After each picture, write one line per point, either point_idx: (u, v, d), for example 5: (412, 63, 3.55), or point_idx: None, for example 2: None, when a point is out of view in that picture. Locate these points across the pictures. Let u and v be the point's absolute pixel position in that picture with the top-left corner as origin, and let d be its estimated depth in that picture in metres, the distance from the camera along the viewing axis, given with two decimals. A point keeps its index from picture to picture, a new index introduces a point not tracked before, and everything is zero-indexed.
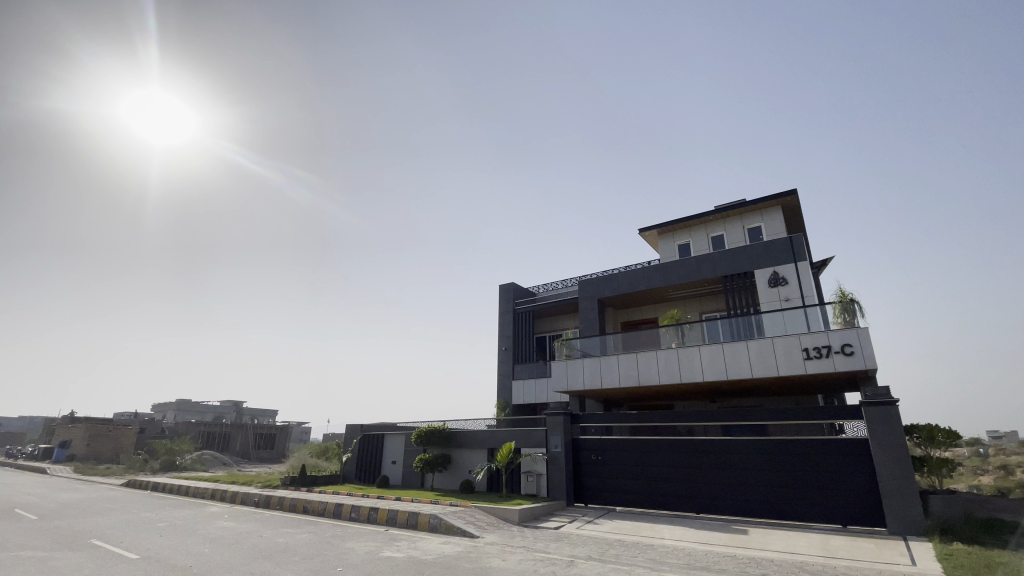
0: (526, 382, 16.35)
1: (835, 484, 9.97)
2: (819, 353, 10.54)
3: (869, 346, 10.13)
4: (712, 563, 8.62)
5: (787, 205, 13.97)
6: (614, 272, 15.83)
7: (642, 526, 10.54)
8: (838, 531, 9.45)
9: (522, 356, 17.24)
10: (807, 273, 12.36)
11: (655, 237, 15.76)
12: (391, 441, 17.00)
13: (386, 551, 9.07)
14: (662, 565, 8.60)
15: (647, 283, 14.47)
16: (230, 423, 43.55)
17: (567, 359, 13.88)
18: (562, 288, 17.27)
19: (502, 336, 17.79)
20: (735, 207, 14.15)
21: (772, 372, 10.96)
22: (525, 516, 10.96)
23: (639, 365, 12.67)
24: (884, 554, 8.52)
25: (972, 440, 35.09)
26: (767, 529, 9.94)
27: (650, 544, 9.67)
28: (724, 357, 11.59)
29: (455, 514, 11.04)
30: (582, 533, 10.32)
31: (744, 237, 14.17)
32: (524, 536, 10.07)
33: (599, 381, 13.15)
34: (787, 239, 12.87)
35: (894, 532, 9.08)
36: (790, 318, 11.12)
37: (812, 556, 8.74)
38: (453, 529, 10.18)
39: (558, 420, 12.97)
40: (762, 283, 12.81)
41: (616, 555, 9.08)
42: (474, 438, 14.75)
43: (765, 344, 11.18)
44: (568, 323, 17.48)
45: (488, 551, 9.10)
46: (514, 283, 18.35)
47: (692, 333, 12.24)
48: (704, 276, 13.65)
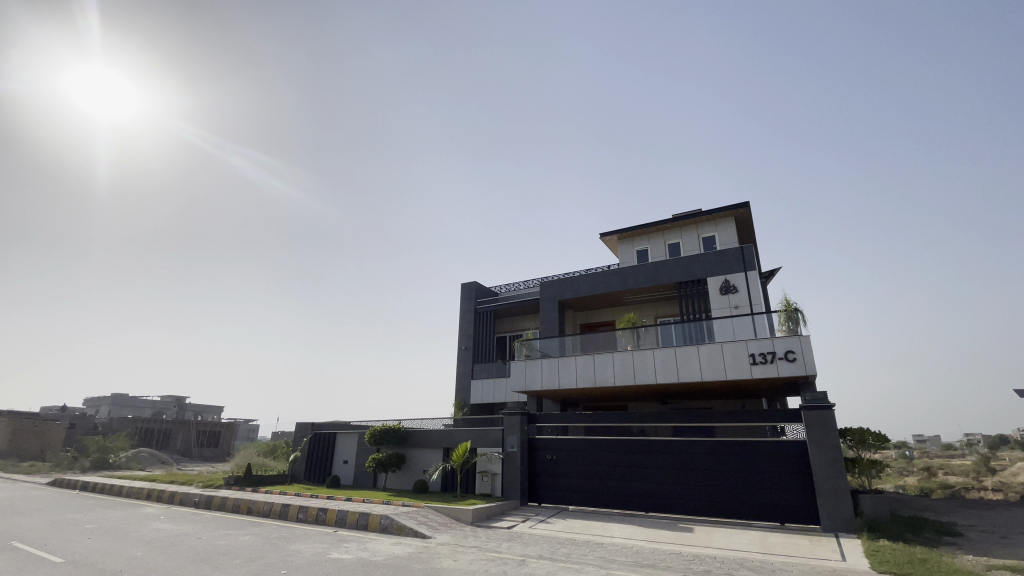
0: (485, 382, 16.32)
1: (774, 484, 10.48)
2: (764, 359, 11.04)
3: (810, 352, 10.67)
4: (659, 561, 8.87)
5: (740, 216, 14.55)
6: (575, 274, 16.02)
7: (593, 525, 10.73)
8: (776, 529, 9.94)
9: (482, 356, 17.20)
10: (756, 282, 12.92)
11: (615, 242, 16.06)
12: (343, 440, 16.59)
13: (334, 552, 8.83)
14: (611, 563, 8.79)
15: (606, 286, 14.73)
16: (171, 419, 41.27)
17: (526, 359, 13.95)
18: (524, 289, 17.34)
19: (462, 335, 17.70)
20: (692, 217, 14.62)
21: (720, 376, 11.39)
22: (478, 515, 10.94)
23: (596, 367, 12.88)
24: (817, 550, 9.03)
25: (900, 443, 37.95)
26: (711, 527, 10.32)
27: (600, 542, 9.86)
28: (676, 361, 11.95)
29: (408, 514, 10.88)
30: (534, 533, 10.41)
31: (699, 245, 14.65)
32: (476, 536, 10.03)
33: (556, 382, 13.29)
34: (739, 249, 13.40)
35: (827, 530, 9.63)
36: (739, 325, 11.57)
37: (752, 553, 9.15)
38: (405, 530, 10.02)
39: (515, 419, 13.02)
40: (714, 290, 13.29)
41: (566, 554, 9.21)
42: (430, 438, 14.58)
43: (715, 349, 11.60)
44: (528, 324, 17.57)
45: (439, 552, 9.04)
46: (476, 282, 18.27)
47: (648, 336, 12.55)
48: (661, 282, 14.02)
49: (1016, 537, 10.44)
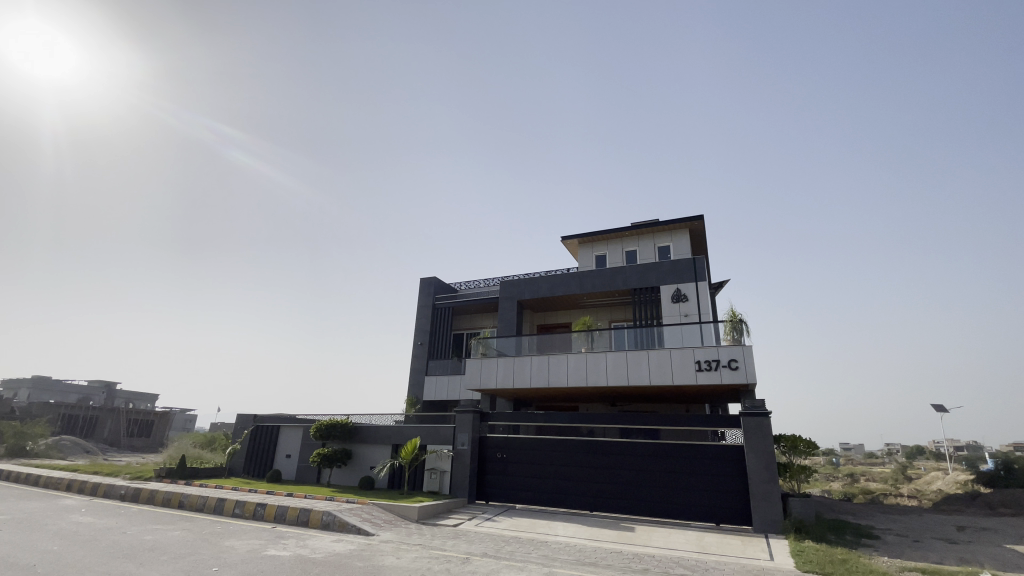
0: (439, 379, 16.20)
1: (713, 486, 10.95)
2: (708, 366, 11.51)
3: (751, 362, 11.20)
4: (600, 559, 9.09)
5: (694, 228, 15.08)
6: (535, 275, 16.16)
7: (539, 523, 10.86)
8: (712, 529, 10.39)
9: (437, 352, 17.05)
10: (705, 292, 13.43)
11: (575, 246, 16.28)
12: (287, 433, 16.04)
13: (271, 549, 8.52)
14: (554, 561, 8.94)
15: (565, 288, 14.93)
16: (98, 406, 38.65)
17: (482, 357, 13.94)
18: (483, 288, 17.33)
19: (418, 330, 17.49)
20: (649, 226, 15.03)
21: (667, 380, 11.78)
22: (424, 513, 10.85)
23: (550, 367, 13.03)
24: (748, 549, 9.51)
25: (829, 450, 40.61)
26: (652, 527, 10.66)
27: (544, 540, 9.99)
28: (627, 364, 12.27)
29: (351, 511, 10.65)
30: (480, 530, 10.43)
31: (654, 254, 15.08)
32: (421, 534, 9.95)
33: (510, 381, 13.35)
34: (691, 260, 13.89)
35: (759, 530, 10.17)
36: (688, 332, 12.00)
37: (688, 552, 9.53)
38: (348, 527, 9.80)
39: (467, 417, 12.99)
40: (666, 298, 13.73)
41: (511, 552, 9.27)
42: (379, 434, 14.32)
43: (664, 354, 11.98)
44: (486, 323, 17.57)
45: (382, 549, 8.91)
46: (435, 278, 18.09)
47: (601, 339, 12.80)
48: (617, 287, 14.34)
49: (925, 540, 11.37)
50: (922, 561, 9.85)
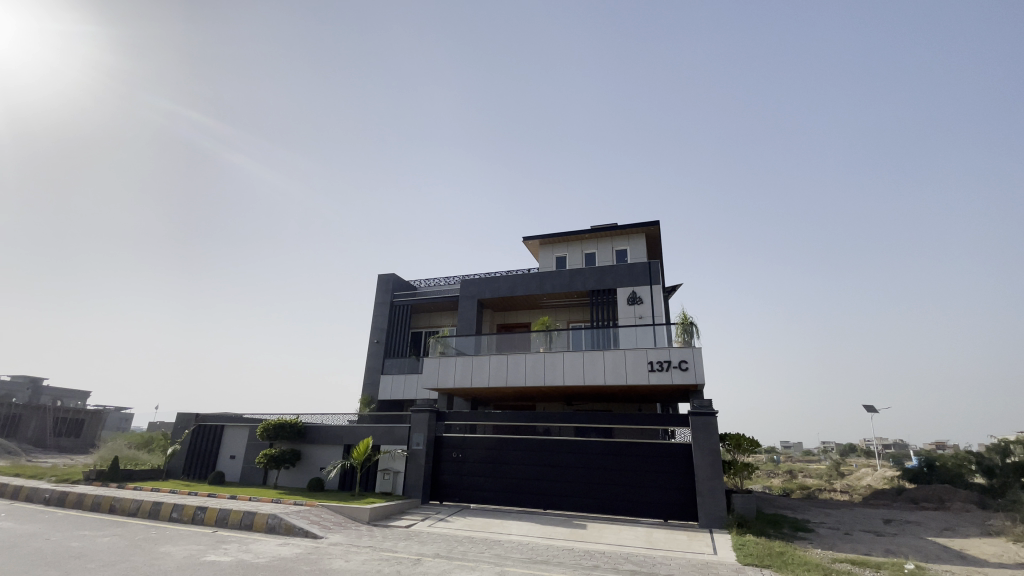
0: (395, 378, 15.96)
1: (662, 483, 11.29)
2: (661, 366, 11.86)
3: (700, 363, 11.62)
4: (551, 557, 9.20)
5: (650, 233, 15.49)
6: (495, 274, 16.16)
7: (492, 522, 10.88)
8: (660, 526, 10.71)
9: (394, 350, 16.78)
10: (659, 295, 13.83)
11: (536, 247, 16.39)
12: (232, 433, 15.39)
13: (210, 555, 8.16)
14: (506, 560, 8.99)
15: (525, 288, 15.00)
16: (21, 404, 35.78)
17: (440, 356, 13.82)
18: (443, 286, 17.20)
19: (375, 328, 17.14)
20: (608, 229, 15.33)
21: (621, 380, 12.06)
22: (375, 514, 10.66)
23: (508, 367, 13.08)
24: (694, 544, 9.87)
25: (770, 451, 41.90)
26: (603, 524, 10.89)
27: (497, 539, 10.03)
28: (584, 364, 12.47)
29: (299, 513, 10.34)
30: (432, 531, 10.35)
31: (612, 257, 15.40)
32: (371, 536, 9.79)
33: (468, 380, 13.31)
34: (647, 264, 14.27)
35: (704, 525, 10.57)
36: (642, 333, 12.31)
37: (637, 548, 9.80)
38: (295, 529, 9.52)
39: (423, 417, 12.85)
40: (622, 300, 14.04)
41: (463, 552, 9.26)
42: (330, 434, 13.95)
43: (619, 355, 12.25)
44: (445, 322, 17.43)
45: (330, 552, 8.69)
46: (394, 275, 17.79)
47: (559, 339, 12.94)
48: (576, 288, 14.54)
49: (854, 533, 12.13)
50: (851, 553, 10.52)
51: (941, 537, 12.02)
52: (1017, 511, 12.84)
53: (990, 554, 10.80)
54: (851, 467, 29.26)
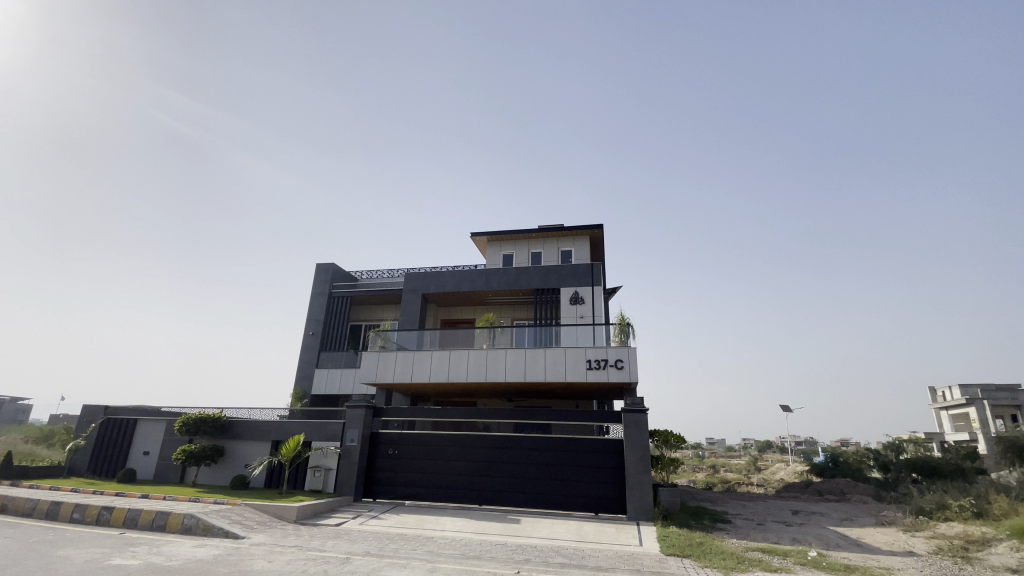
0: (331, 372, 15.46)
1: (594, 478, 11.67)
2: (598, 365, 12.23)
3: (635, 362, 12.08)
4: (483, 552, 9.30)
5: (595, 236, 15.90)
6: (441, 269, 15.99)
7: (426, 519, 10.83)
8: (591, 519, 11.08)
9: (331, 343, 16.25)
10: (600, 296, 14.24)
11: (484, 243, 16.37)
12: (146, 428, 14.35)
13: (116, 558, 7.59)
14: (438, 557, 8.98)
15: (470, 285, 14.96)
16: None
17: (380, 350, 13.52)
18: (386, 278, 16.82)
19: (311, 320, 16.51)
20: (554, 230, 15.58)
21: (560, 378, 12.33)
22: (303, 513, 10.33)
23: (450, 362, 13.00)
24: (621, 536, 10.29)
25: (694, 454, 41.85)
26: (536, 518, 11.12)
27: (430, 536, 9.99)
28: (525, 362, 12.62)
29: (219, 512, 9.83)
30: (363, 529, 10.16)
31: (557, 258, 15.67)
32: (298, 535, 9.47)
33: (408, 376, 13.12)
34: (590, 265, 14.64)
35: (632, 518, 11.03)
36: (583, 333, 12.62)
37: (568, 541, 10.09)
38: (214, 530, 9.03)
39: (359, 412, 12.55)
40: (564, 299, 14.33)
41: (394, 549, 9.15)
42: (258, 429, 13.33)
43: (559, 353, 12.50)
44: (386, 315, 17.07)
45: (251, 553, 8.33)
46: (334, 265, 17.19)
47: (503, 336, 13.01)
48: (520, 286, 14.68)
49: (767, 523, 13.10)
50: (763, 542, 11.37)
51: (841, 526, 13.23)
52: (906, 503, 14.34)
53: (882, 542, 12.01)
54: (767, 467, 26.75)
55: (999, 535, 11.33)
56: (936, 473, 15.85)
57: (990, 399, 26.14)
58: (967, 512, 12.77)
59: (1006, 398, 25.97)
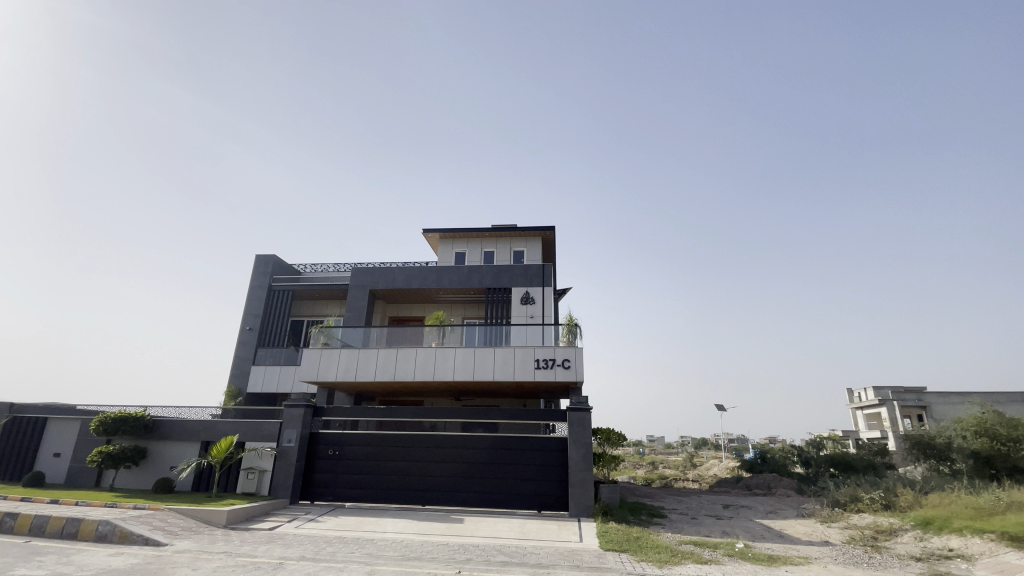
0: (269, 369, 14.80)
1: (538, 477, 11.83)
2: (546, 364, 12.40)
3: (581, 362, 12.34)
4: (425, 553, 9.21)
5: (547, 237, 16.10)
6: (390, 265, 15.66)
7: (367, 521, 10.60)
8: (534, 516, 11.24)
9: (270, 339, 15.55)
10: (550, 297, 14.43)
11: (435, 240, 16.19)
12: (58, 427, 13.21)
13: (17, 569, 6.94)
14: (377, 559, 8.81)
15: (420, 282, 14.75)
16: None
17: (324, 347, 13.08)
18: (331, 273, 16.28)
19: (249, 314, 15.73)
20: (507, 230, 15.63)
21: (509, 377, 12.40)
22: (233, 517, 9.85)
23: (397, 361, 12.77)
24: (562, 533, 10.50)
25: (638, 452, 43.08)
26: (479, 517, 11.13)
27: (370, 538, 9.79)
28: (474, 361, 12.59)
29: (139, 518, 9.19)
30: (299, 533, 9.81)
31: (509, 257, 15.73)
32: (227, 541, 9.01)
33: (353, 374, 12.78)
34: (541, 266, 14.80)
35: (573, 515, 11.27)
36: (532, 332, 12.75)
37: (510, 539, 10.18)
38: (132, 536, 8.42)
39: (298, 412, 12.10)
40: (515, 299, 14.41)
41: (331, 553, 8.89)
42: (186, 429, 12.57)
43: (508, 352, 12.56)
44: (331, 311, 16.53)
45: (174, 561, 7.85)
46: (275, 257, 16.46)
47: (452, 335, 12.91)
48: (472, 285, 14.63)
49: (699, 517, 13.77)
50: (695, 535, 11.95)
51: (766, 519, 14.11)
52: (824, 496, 15.50)
53: (801, 533, 12.93)
54: (703, 463, 28.34)
55: (904, 525, 12.47)
56: (851, 468, 17.24)
57: (899, 400, 28.68)
58: (876, 503, 13.95)
59: (913, 398, 28.56)
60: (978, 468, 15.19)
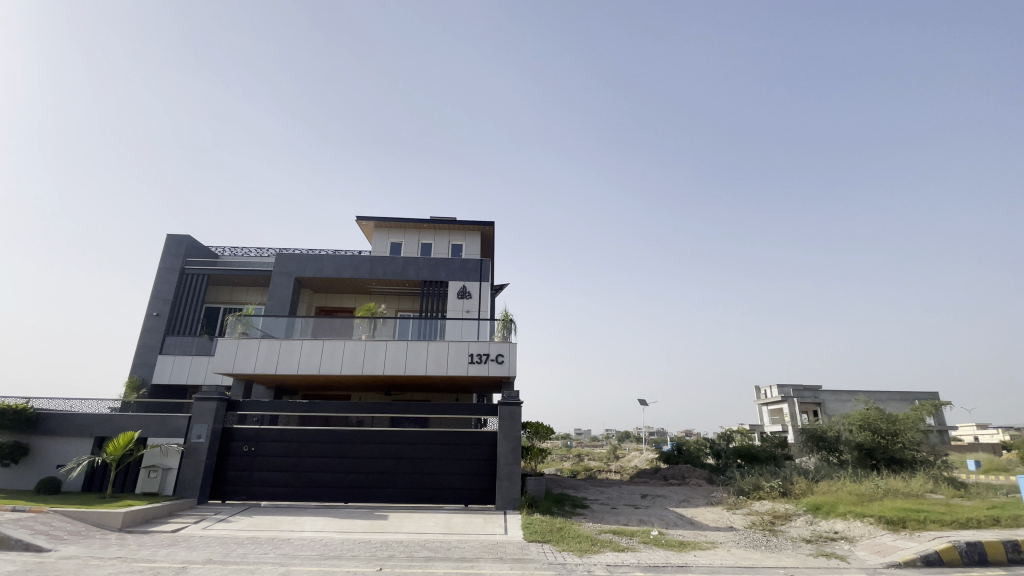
0: (178, 359, 13.72)
1: (465, 471, 11.86)
2: (480, 359, 12.41)
3: (515, 357, 12.47)
4: (345, 551, 8.97)
5: (486, 232, 16.07)
6: (319, 253, 14.96)
7: (283, 520, 10.15)
8: (460, 510, 11.27)
9: (180, 326, 14.39)
10: (487, 292, 14.44)
11: (370, 229, 15.67)
12: None
13: None
14: (293, 559, 8.47)
15: (352, 272, 14.21)
16: None
17: (242, 337, 12.29)
18: (253, 258, 15.31)
19: (156, 298, 14.45)
20: (445, 222, 15.44)
21: (441, 371, 12.30)
22: (131, 519, 9.06)
23: (323, 353, 12.25)
24: (487, 526, 10.63)
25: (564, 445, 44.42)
26: (404, 513, 11.00)
27: (286, 538, 9.38)
28: (406, 354, 12.35)
29: (16, 522, 8.21)
30: (207, 534, 9.21)
31: (447, 250, 15.56)
32: (123, 545, 8.28)
33: (274, 366, 12.12)
34: (479, 261, 14.75)
35: (499, 508, 11.43)
36: (467, 327, 12.69)
37: (434, 534, 10.16)
38: (7, 543, 7.51)
39: (210, 406, 11.33)
40: (452, 293, 14.28)
41: (242, 555, 8.43)
42: (78, 424, 11.39)
43: (442, 347, 12.43)
44: (251, 299, 15.56)
45: (58, 568, 7.10)
46: (189, 237, 15.20)
47: (384, 327, 12.56)
48: (407, 277, 14.31)
49: (619, 507, 14.46)
50: (614, 524, 12.54)
51: (679, 507, 15.09)
52: (731, 485, 16.82)
53: (709, 520, 13.95)
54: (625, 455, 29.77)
55: (798, 510, 13.80)
56: (755, 459, 18.83)
57: (799, 397, 31.62)
58: (775, 491, 15.32)
59: (810, 396, 31.65)
60: (861, 459, 17.15)
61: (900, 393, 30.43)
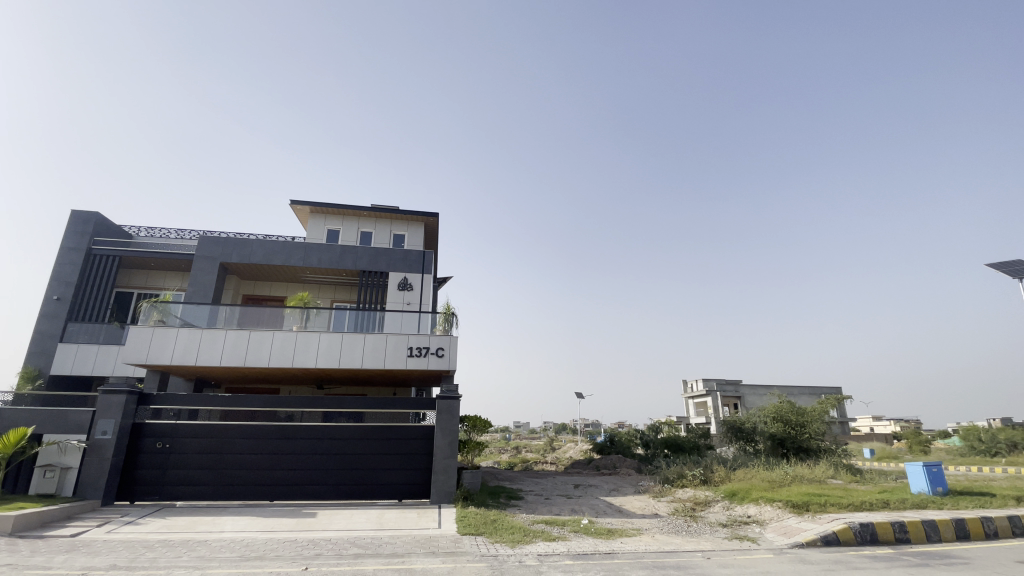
0: (83, 348, 12.54)
1: (400, 466, 11.72)
2: (419, 352, 12.25)
3: (455, 350, 12.42)
4: (268, 551, 8.63)
5: (430, 224, 15.81)
6: (249, 237, 14.12)
7: (201, 521, 9.59)
8: (393, 506, 11.14)
9: (85, 312, 13.15)
10: (429, 285, 14.24)
11: (306, 214, 14.97)
12: None
13: None
14: (210, 562, 8.04)
15: (285, 259, 13.54)
16: None
17: (158, 325, 11.40)
18: (173, 240, 14.21)
19: (57, 281, 13.06)
20: (387, 211, 15.02)
21: (378, 364, 12.02)
22: (22, 524, 8.22)
23: (250, 344, 11.62)
24: (420, 521, 10.59)
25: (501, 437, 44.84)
26: (334, 510, 10.73)
27: (203, 539, 8.89)
28: (341, 347, 11.96)
29: None
30: (112, 538, 8.54)
31: (388, 240, 15.17)
32: (12, 551, 7.52)
33: (195, 357, 11.36)
34: (422, 252, 14.50)
35: (434, 502, 11.40)
36: (407, 319, 12.47)
37: (365, 530, 9.98)
38: None
39: (118, 399, 10.47)
40: (392, 284, 13.95)
41: (152, 559, 7.90)
42: None
43: (380, 339, 12.15)
44: (170, 284, 14.47)
45: None
46: (98, 215, 13.85)
47: (318, 318, 12.09)
48: (345, 267, 13.83)
49: (552, 497, 14.85)
50: (546, 514, 12.88)
51: (609, 496, 15.74)
52: (657, 474, 17.75)
53: (636, 507, 14.66)
54: (560, 446, 30.54)
55: (716, 497, 14.80)
56: (680, 449, 19.98)
57: (722, 391, 33.85)
58: (697, 479, 16.33)
59: (731, 390, 34.00)
60: (772, 448, 18.65)
61: (809, 387, 33.33)
